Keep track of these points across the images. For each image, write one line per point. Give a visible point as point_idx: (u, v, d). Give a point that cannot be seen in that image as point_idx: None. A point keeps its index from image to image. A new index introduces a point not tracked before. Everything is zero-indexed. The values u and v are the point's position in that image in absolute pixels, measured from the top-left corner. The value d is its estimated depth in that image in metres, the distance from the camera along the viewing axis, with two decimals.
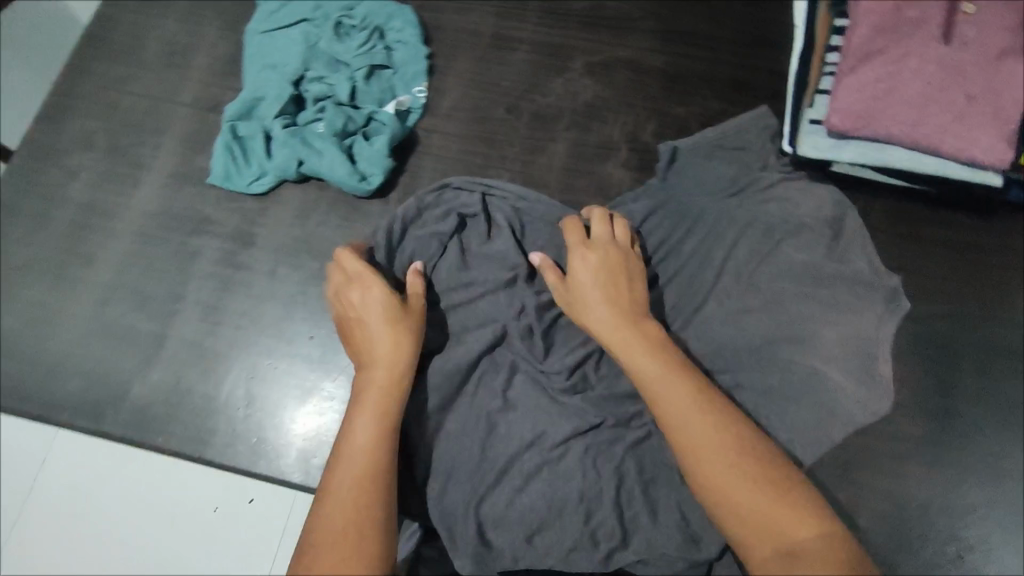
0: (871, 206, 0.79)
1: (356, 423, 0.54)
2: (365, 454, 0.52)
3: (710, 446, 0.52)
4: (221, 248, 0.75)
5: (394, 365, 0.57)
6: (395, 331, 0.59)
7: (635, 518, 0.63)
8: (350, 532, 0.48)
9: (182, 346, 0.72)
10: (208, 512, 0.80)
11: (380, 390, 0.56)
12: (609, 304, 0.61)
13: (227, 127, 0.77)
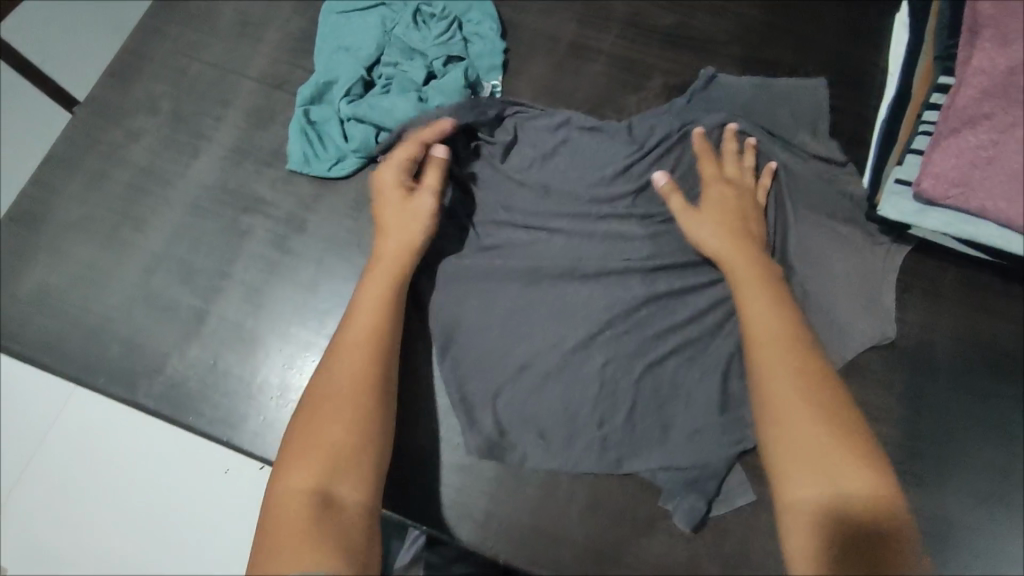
0: (943, 274, 0.74)
1: (366, 290, 0.64)
2: (369, 315, 0.62)
3: (783, 373, 0.56)
4: (272, 230, 0.74)
5: (404, 236, 0.67)
6: (409, 209, 0.68)
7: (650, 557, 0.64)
8: (353, 370, 0.58)
9: (223, 326, 0.71)
10: (221, 473, 0.89)
11: (390, 268, 0.65)
12: (722, 232, 0.67)
13: (300, 110, 0.77)
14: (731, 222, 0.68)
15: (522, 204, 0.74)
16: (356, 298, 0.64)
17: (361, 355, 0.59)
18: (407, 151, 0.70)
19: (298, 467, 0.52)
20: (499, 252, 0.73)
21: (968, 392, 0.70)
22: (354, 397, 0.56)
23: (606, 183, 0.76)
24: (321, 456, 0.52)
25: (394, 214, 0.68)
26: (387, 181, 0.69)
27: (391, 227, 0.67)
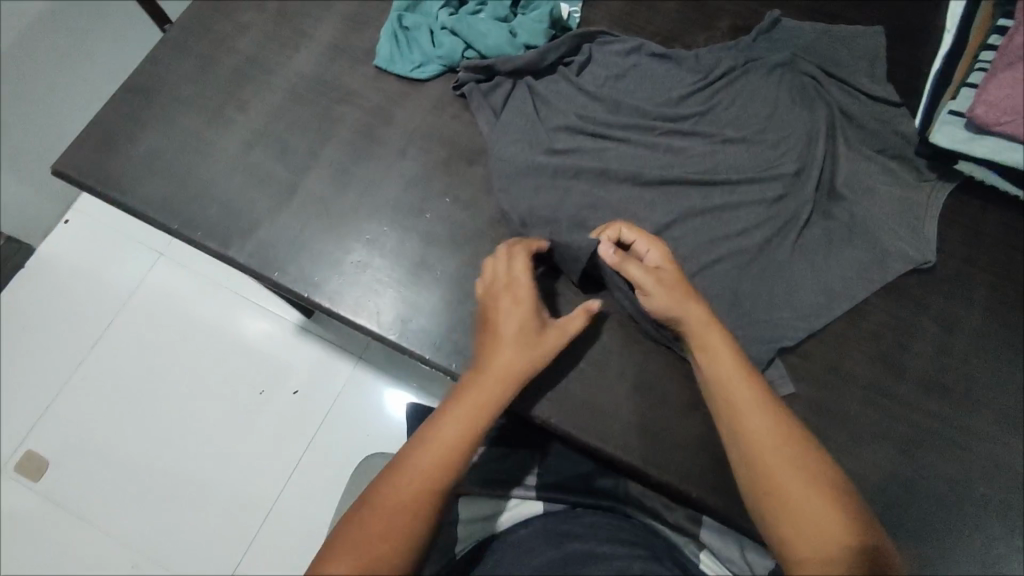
0: (986, 215, 0.78)
1: (478, 386, 0.61)
2: (472, 413, 0.59)
3: (755, 415, 0.57)
4: (361, 120, 0.81)
5: (519, 356, 0.63)
6: (525, 339, 0.64)
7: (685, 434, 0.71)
8: (439, 456, 0.56)
9: (310, 198, 0.78)
10: (294, 390, 1.14)
11: (506, 372, 0.62)
12: (703, 324, 0.64)
13: (395, 16, 0.83)
14: (680, 283, 0.66)
15: (594, 117, 0.80)
16: (458, 389, 0.61)
17: (450, 443, 0.57)
18: (530, 287, 0.67)
19: (355, 543, 0.51)
20: (568, 157, 0.78)
21: (1000, 323, 0.74)
22: (425, 495, 0.54)
23: (673, 106, 0.81)
24: (371, 547, 0.51)
25: (511, 330, 0.64)
26: (508, 297, 0.66)
27: (511, 342, 0.63)
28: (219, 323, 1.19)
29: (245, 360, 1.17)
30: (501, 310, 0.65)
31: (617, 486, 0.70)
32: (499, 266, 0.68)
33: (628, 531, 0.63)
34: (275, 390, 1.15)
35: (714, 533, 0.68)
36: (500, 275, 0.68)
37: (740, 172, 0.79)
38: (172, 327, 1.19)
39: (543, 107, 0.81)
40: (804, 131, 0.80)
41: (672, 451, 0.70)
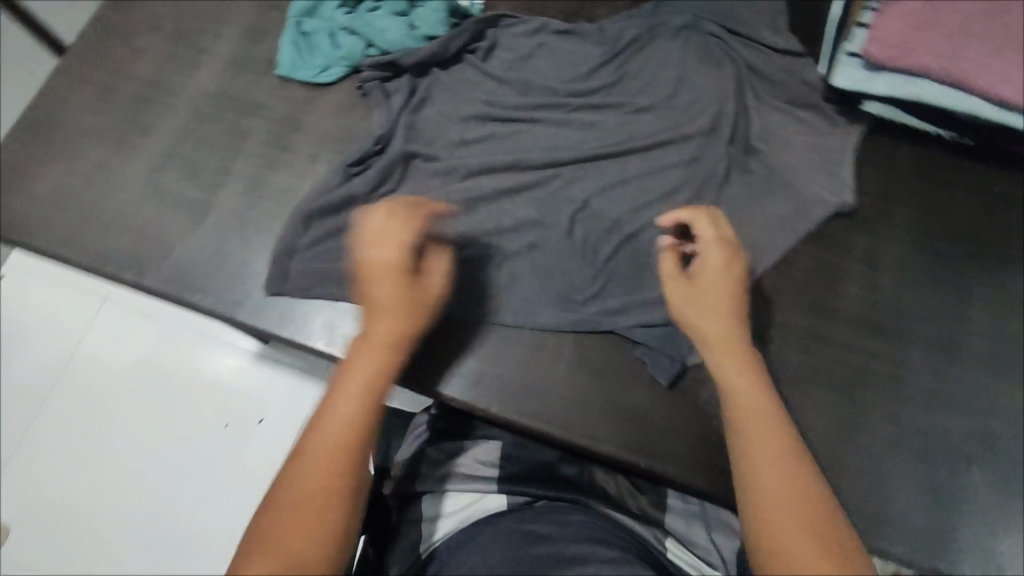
0: (898, 150, 0.79)
1: (363, 369, 0.52)
2: (364, 395, 0.50)
3: (757, 431, 0.49)
4: (270, 131, 0.79)
5: (404, 318, 0.55)
6: (407, 294, 0.56)
7: (625, 403, 0.71)
8: (335, 449, 0.47)
9: (223, 215, 0.76)
10: (257, 420, 1.07)
11: (385, 346, 0.54)
12: (724, 334, 0.57)
13: (292, 22, 0.81)
14: (715, 292, 0.59)
15: (503, 100, 0.79)
16: (340, 368, 0.53)
17: (338, 434, 0.48)
18: (414, 229, 0.57)
19: (256, 557, 0.43)
20: (481, 144, 0.78)
21: (925, 255, 0.75)
22: (321, 496, 0.46)
23: (581, 80, 0.81)
24: (277, 553, 0.43)
25: (376, 289, 0.55)
26: (383, 261, 0.56)
27: (394, 308, 0.55)
28: (173, 365, 1.10)
29: (204, 401, 1.08)
30: (370, 266, 0.56)
31: (581, 472, 0.67)
32: (365, 229, 0.57)
33: (593, 528, 0.57)
34: (239, 426, 1.07)
35: (679, 518, 0.65)
36: (370, 231, 0.57)
37: (656, 136, 0.78)
38: (121, 369, 1.10)
39: (452, 96, 0.80)
40: (713, 92, 0.80)
41: (613, 421, 0.70)
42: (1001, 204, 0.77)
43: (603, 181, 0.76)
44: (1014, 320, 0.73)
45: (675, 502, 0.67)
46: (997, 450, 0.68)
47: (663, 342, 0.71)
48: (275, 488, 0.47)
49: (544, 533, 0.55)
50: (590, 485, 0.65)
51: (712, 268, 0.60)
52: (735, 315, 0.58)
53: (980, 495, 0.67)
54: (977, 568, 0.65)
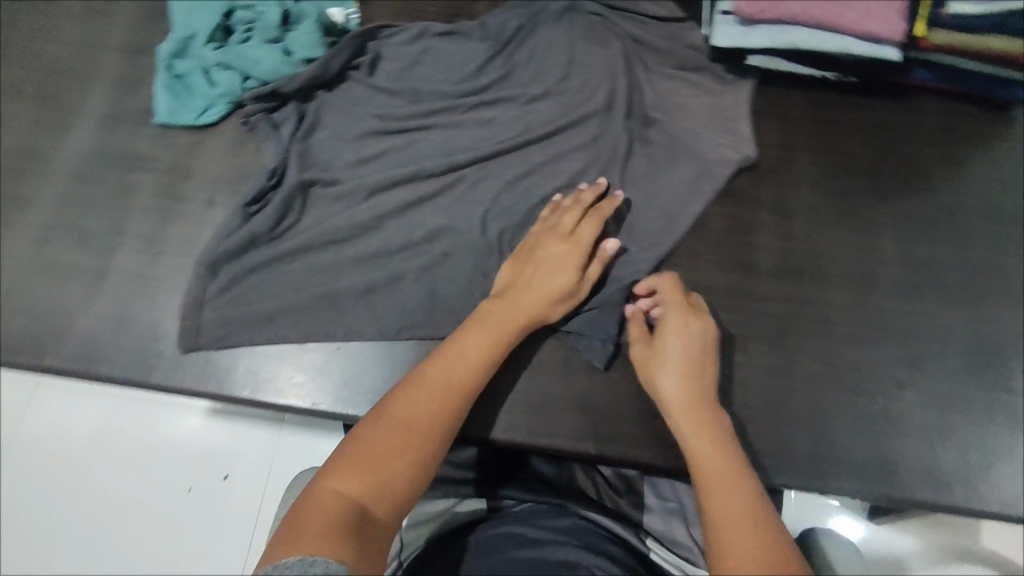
0: (789, 98, 0.81)
1: (472, 336, 0.61)
2: (474, 356, 0.60)
3: (728, 495, 0.49)
4: (158, 183, 0.76)
5: (546, 293, 0.65)
6: (569, 273, 0.66)
7: (564, 394, 0.70)
8: (447, 386, 0.57)
9: (123, 278, 0.73)
10: (220, 479, 0.92)
11: (513, 323, 0.63)
12: (692, 396, 0.58)
13: (163, 66, 0.78)
14: (676, 353, 0.61)
15: (394, 113, 0.78)
16: (456, 335, 0.61)
17: (459, 377, 0.58)
18: (598, 224, 0.69)
19: (346, 472, 0.49)
20: (379, 161, 0.76)
21: (830, 195, 0.77)
22: (429, 420, 0.54)
23: (471, 79, 0.80)
24: (370, 471, 0.50)
25: (542, 269, 0.67)
26: (564, 248, 0.67)
27: (539, 283, 0.66)
28: (110, 439, 0.93)
29: (158, 466, 0.92)
30: (543, 247, 0.68)
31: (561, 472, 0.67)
32: (559, 222, 0.69)
33: (575, 532, 0.56)
34: (202, 486, 0.92)
35: (657, 517, 0.65)
36: (561, 228, 0.69)
37: (553, 123, 0.78)
38: (50, 451, 0.93)
39: (342, 117, 0.78)
40: (602, 70, 0.80)
41: (556, 414, 0.69)
42: (892, 133, 0.79)
43: (508, 177, 0.75)
44: (920, 244, 0.75)
45: (653, 501, 0.66)
46: (925, 370, 0.70)
47: (592, 326, 0.70)
48: (391, 400, 0.55)
49: (527, 537, 0.54)
50: (569, 486, 0.65)
51: (672, 329, 0.62)
52: (699, 373, 0.60)
53: (914, 418, 0.69)
54: (923, 486, 0.67)
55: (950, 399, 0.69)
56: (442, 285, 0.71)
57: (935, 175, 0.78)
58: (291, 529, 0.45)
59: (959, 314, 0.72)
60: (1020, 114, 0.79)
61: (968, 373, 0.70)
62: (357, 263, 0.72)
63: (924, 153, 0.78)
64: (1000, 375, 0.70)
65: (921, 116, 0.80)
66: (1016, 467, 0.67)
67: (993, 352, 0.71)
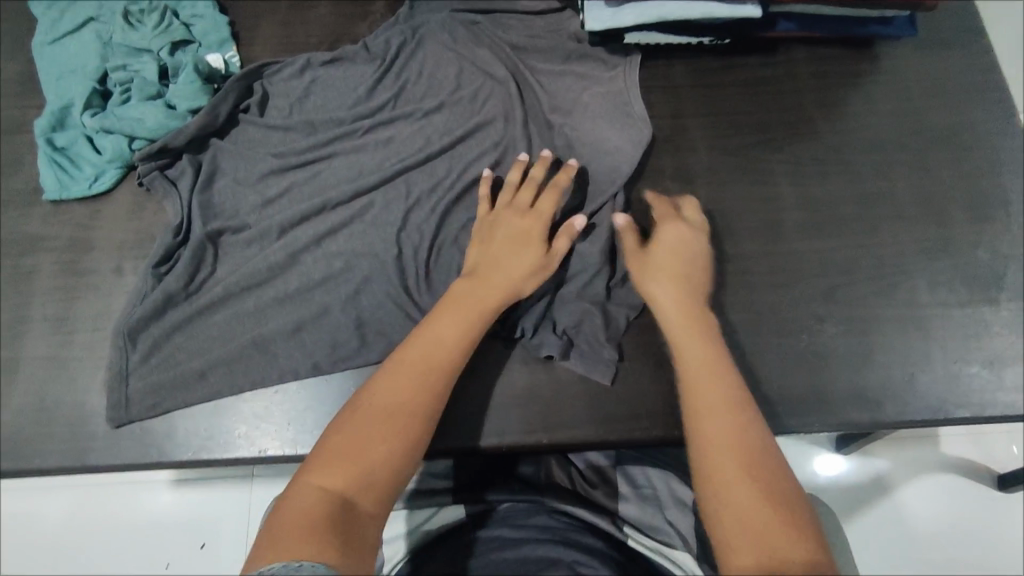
0: (672, 69, 0.84)
1: (442, 323, 0.62)
2: (447, 341, 0.61)
3: (717, 416, 0.56)
4: (58, 261, 0.74)
5: (514, 272, 0.66)
6: (532, 249, 0.68)
7: (511, 391, 0.71)
8: (421, 377, 0.58)
9: (40, 365, 0.70)
10: (199, 548, 1.00)
11: (483, 304, 0.64)
12: (684, 321, 0.64)
13: (42, 141, 0.76)
14: (669, 266, 0.68)
15: (292, 147, 0.77)
16: (426, 323, 0.62)
17: (430, 365, 0.59)
18: (554, 197, 0.71)
19: (325, 471, 0.51)
20: (285, 197, 0.76)
21: (726, 154, 0.80)
22: (404, 413, 0.55)
23: (363, 101, 0.80)
24: (352, 466, 0.51)
25: (508, 245, 0.68)
26: (523, 224, 0.69)
27: (506, 260, 0.67)
28: (92, 527, 1.01)
29: (142, 541, 1.00)
30: (504, 226, 0.69)
31: (539, 470, 0.78)
32: (516, 200, 0.71)
33: (554, 528, 0.67)
34: (181, 560, 0.99)
35: (632, 504, 0.76)
36: (518, 206, 0.70)
37: (452, 130, 0.79)
38: (35, 548, 1.00)
39: (240, 160, 0.77)
40: (491, 72, 0.81)
41: (506, 413, 0.70)
42: (772, 87, 0.84)
43: (416, 191, 0.76)
44: (815, 183, 0.79)
45: (628, 489, 0.77)
46: (839, 301, 0.74)
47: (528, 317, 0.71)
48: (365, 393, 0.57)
49: (511, 539, 0.66)
50: (548, 482, 0.76)
51: (666, 247, 0.69)
52: (689, 291, 0.67)
53: (838, 346, 0.72)
54: (857, 409, 0.70)
55: (866, 324, 0.73)
56: (369, 309, 0.71)
57: (817, 118, 0.82)
58: (271, 531, 0.47)
59: (860, 243, 0.76)
60: (883, 49, 0.85)
61: (878, 295, 0.74)
62: (281, 303, 0.71)
63: (803, 99, 0.83)
64: (907, 293, 0.74)
65: (793, 67, 0.85)
66: (937, 374, 0.71)
67: (897, 272, 0.75)
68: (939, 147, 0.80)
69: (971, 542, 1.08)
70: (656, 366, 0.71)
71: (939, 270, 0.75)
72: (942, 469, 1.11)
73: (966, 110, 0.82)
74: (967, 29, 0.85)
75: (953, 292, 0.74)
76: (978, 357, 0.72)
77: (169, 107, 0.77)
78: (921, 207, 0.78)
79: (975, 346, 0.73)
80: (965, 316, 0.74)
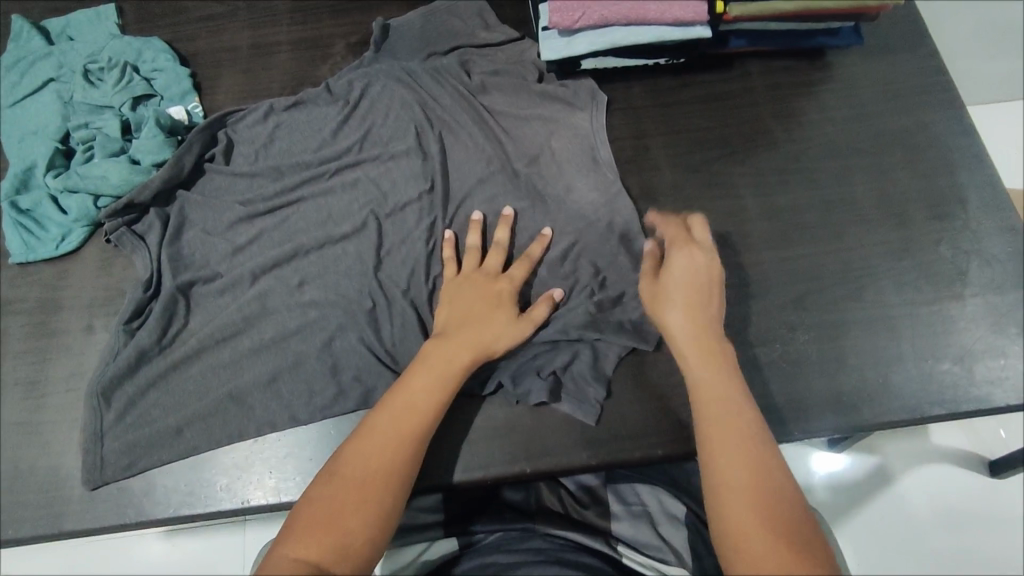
0: (631, 91, 0.86)
1: (415, 382, 0.62)
2: (418, 401, 0.61)
3: (729, 436, 0.57)
4: (28, 323, 0.73)
5: (485, 332, 0.67)
6: (504, 312, 0.68)
7: (493, 422, 0.71)
8: (396, 437, 0.59)
9: (11, 431, 0.69)
10: None
11: (454, 362, 0.64)
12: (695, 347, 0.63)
13: (7, 205, 0.75)
14: (679, 296, 0.66)
15: (260, 194, 0.78)
16: (404, 380, 0.63)
17: (402, 426, 0.59)
18: (525, 268, 0.72)
19: (306, 535, 0.52)
20: (255, 244, 0.76)
21: (688, 171, 0.82)
22: (376, 478, 0.56)
23: (329, 143, 0.81)
24: (326, 534, 0.52)
25: (478, 307, 0.68)
26: (495, 288, 0.70)
27: (478, 321, 0.67)
28: None
29: None
30: (473, 288, 0.70)
31: (528, 497, 0.78)
32: (485, 265, 0.72)
33: (547, 550, 0.67)
34: None
35: (625, 523, 0.75)
36: (488, 270, 0.72)
37: (418, 165, 0.79)
38: None
39: (208, 209, 0.77)
40: (454, 106, 0.82)
41: (488, 445, 0.70)
42: (729, 102, 0.86)
43: (386, 229, 0.76)
44: (778, 193, 0.81)
45: (619, 508, 0.77)
46: (809, 307, 0.75)
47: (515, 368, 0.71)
48: (340, 457, 0.58)
49: (507, 563, 0.64)
50: (538, 508, 0.76)
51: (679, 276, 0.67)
52: (701, 317, 0.64)
53: (812, 353, 0.73)
54: (835, 414, 0.71)
55: (837, 328, 0.74)
56: (345, 350, 0.71)
57: (775, 130, 0.84)
58: None
59: (826, 249, 0.78)
60: (833, 59, 0.87)
61: (847, 299, 0.76)
62: (256, 350, 0.71)
63: (760, 113, 0.85)
64: (874, 295, 0.76)
65: (749, 81, 0.87)
66: (911, 373, 0.73)
67: (864, 275, 0.77)
68: (894, 150, 0.82)
69: (967, 532, 1.09)
70: (635, 387, 0.72)
71: (904, 270, 0.77)
72: (933, 460, 1.12)
73: (918, 112, 0.84)
74: (913, 34, 0.88)
75: (919, 290, 0.76)
76: (948, 353, 0.73)
77: (133, 161, 0.77)
78: (882, 209, 0.80)
79: (944, 343, 0.74)
80: (933, 314, 0.75)
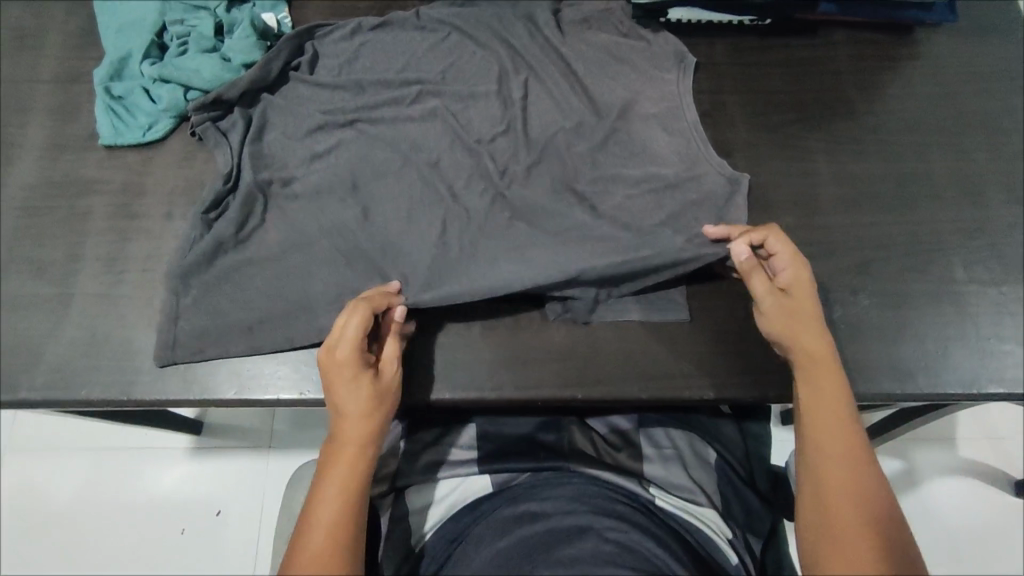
0: (713, 46, 0.86)
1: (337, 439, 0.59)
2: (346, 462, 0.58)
3: (846, 472, 0.56)
4: (112, 204, 0.76)
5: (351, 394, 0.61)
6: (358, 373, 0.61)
7: (549, 347, 0.72)
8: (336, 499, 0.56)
9: (87, 302, 0.72)
10: (216, 512, 1.08)
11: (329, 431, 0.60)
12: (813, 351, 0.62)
13: (101, 89, 0.78)
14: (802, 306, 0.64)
15: (341, 106, 0.79)
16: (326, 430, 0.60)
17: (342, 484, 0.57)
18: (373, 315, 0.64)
19: None
20: (333, 152, 0.77)
21: (764, 130, 0.82)
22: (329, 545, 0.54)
23: (413, 65, 0.82)
24: None
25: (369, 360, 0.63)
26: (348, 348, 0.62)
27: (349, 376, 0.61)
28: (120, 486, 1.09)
29: (166, 502, 1.09)
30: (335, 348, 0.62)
31: (560, 438, 0.75)
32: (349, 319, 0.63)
33: (580, 496, 0.65)
34: (196, 524, 1.07)
35: (656, 464, 0.74)
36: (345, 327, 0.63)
37: (498, 95, 0.80)
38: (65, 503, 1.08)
39: (290, 115, 0.79)
40: (538, 47, 0.83)
41: (540, 370, 0.71)
42: (811, 68, 0.85)
43: (461, 153, 0.78)
44: (853, 162, 0.80)
45: (652, 451, 0.76)
46: (874, 275, 0.75)
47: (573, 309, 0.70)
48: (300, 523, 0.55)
49: (539, 512, 0.64)
50: (571, 449, 0.73)
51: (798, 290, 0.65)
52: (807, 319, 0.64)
53: (873, 319, 0.73)
54: (891, 380, 0.71)
55: (900, 297, 0.74)
56: (411, 262, 0.73)
57: (856, 100, 0.83)
58: None
59: (897, 221, 0.77)
60: (923, 36, 0.86)
61: (913, 271, 0.75)
62: (325, 251, 0.73)
63: (841, 81, 0.84)
64: (942, 270, 0.75)
65: (832, 49, 0.86)
66: (972, 350, 0.72)
67: (933, 250, 0.76)
68: (976, 130, 0.81)
69: (985, 542, 1.08)
70: (691, 332, 0.72)
71: (975, 249, 0.76)
72: (959, 472, 1.11)
73: (1004, 97, 0.83)
74: (1007, 19, 0.86)
75: (989, 270, 0.75)
76: (1011, 335, 0.73)
77: (224, 62, 0.79)
78: (958, 188, 0.79)
79: (1007, 324, 0.73)
80: (999, 295, 0.74)
